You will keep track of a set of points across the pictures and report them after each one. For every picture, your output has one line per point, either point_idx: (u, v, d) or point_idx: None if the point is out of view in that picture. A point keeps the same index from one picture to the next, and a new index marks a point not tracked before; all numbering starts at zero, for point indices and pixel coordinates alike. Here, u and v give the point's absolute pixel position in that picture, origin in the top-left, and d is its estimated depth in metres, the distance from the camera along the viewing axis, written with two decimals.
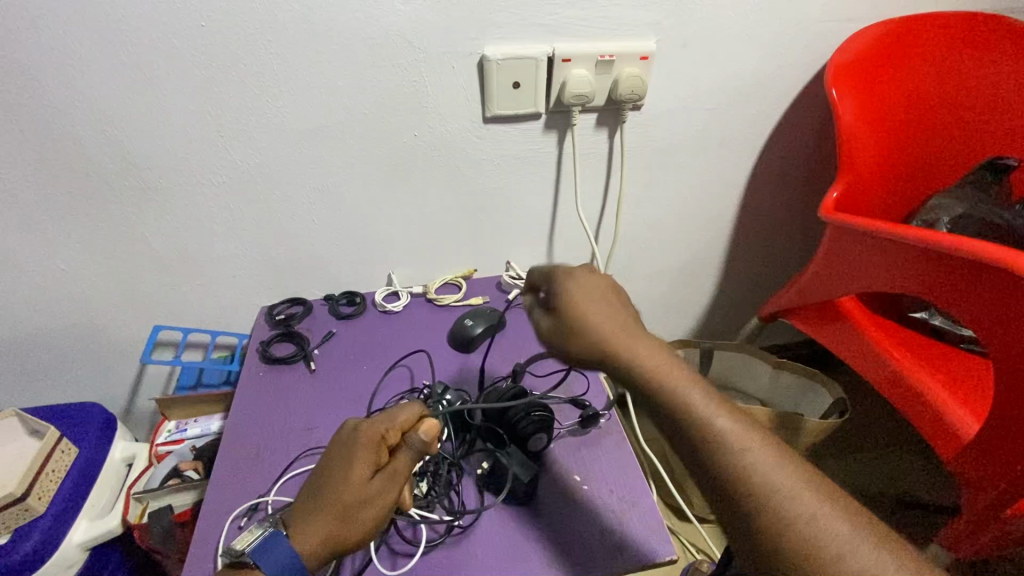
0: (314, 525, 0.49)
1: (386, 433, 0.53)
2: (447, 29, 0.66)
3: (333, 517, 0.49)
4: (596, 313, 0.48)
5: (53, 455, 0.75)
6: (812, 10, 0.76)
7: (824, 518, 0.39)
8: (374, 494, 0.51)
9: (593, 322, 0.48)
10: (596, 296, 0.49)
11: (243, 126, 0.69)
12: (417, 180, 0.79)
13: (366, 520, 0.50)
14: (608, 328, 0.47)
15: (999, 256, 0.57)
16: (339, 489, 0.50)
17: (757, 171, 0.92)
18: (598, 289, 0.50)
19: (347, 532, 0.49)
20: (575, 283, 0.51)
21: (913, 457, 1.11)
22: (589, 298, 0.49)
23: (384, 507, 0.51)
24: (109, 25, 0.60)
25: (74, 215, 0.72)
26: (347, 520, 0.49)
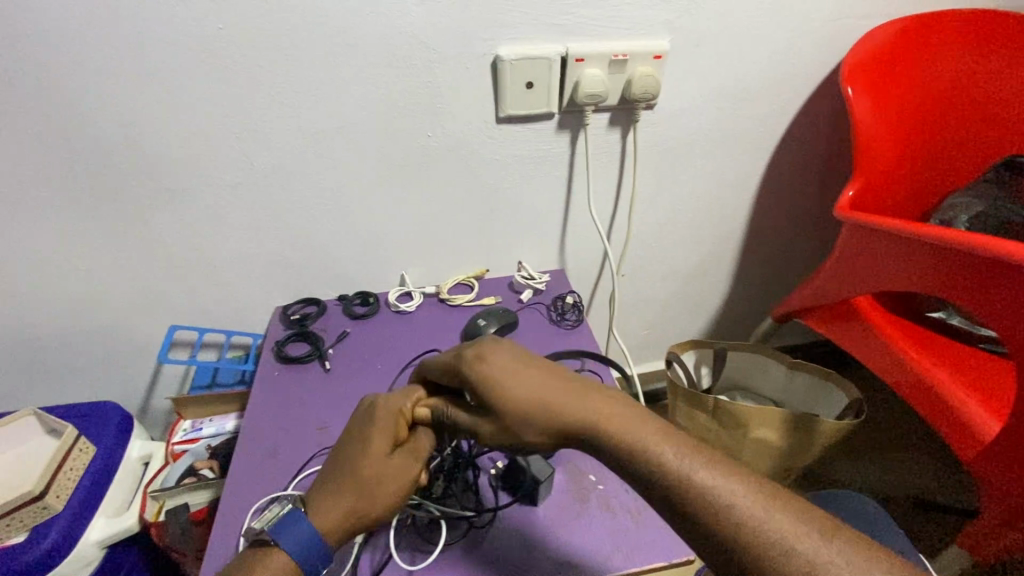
0: (332, 502, 0.50)
1: (404, 408, 0.53)
2: (461, 29, 0.67)
3: (353, 492, 0.50)
4: (517, 399, 0.45)
5: (71, 453, 0.76)
6: (827, 8, 0.76)
7: (826, 560, 0.35)
8: (394, 469, 0.51)
9: (519, 407, 0.45)
10: (509, 377, 0.46)
11: (259, 128, 0.70)
12: (430, 181, 0.80)
13: (386, 494, 0.49)
14: (534, 413, 0.44)
15: (1014, 251, 0.57)
16: (357, 465, 0.51)
17: (771, 171, 0.91)
18: (508, 368, 0.47)
19: (366, 507, 0.49)
20: (485, 364, 0.47)
21: (930, 461, 1.10)
22: (506, 379, 0.46)
23: (404, 483, 0.50)
24: (129, 29, 0.61)
25: (92, 215, 0.73)
26: (365, 494, 0.49)
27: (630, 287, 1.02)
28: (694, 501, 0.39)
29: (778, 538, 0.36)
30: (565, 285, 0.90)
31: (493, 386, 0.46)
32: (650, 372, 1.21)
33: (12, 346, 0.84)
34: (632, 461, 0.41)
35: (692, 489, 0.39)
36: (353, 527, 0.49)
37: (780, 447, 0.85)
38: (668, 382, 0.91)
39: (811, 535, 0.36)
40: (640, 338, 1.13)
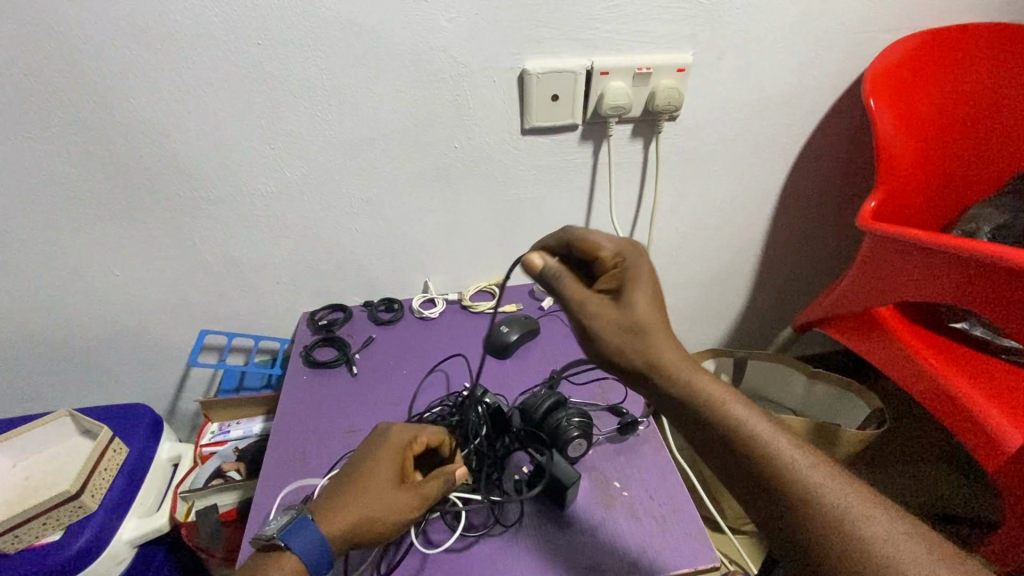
0: (337, 513, 0.51)
1: (416, 443, 0.57)
2: (490, 43, 0.68)
3: (362, 506, 0.51)
4: (641, 307, 0.47)
5: (106, 453, 0.78)
6: (849, 22, 0.76)
7: (888, 530, 0.39)
8: (400, 500, 0.52)
9: (640, 313, 0.47)
10: (645, 284, 0.47)
11: (291, 138, 0.72)
12: (455, 190, 0.82)
13: (388, 521, 0.51)
14: (648, 324, 0.46)
15: None
16: (366, 485, 0.53)
17: (790, 181, 0.92)
18: (648, 272, 0.48)
19: (365, 525, 0.51)
20: (631, 262, 0.48)
21: (951, 471, 1.09)
22: (642, 284, 0.47)
23: (404, 511, 0.52)
24: (170, 44, 0.63)
25: (131, 222, 0.76)
26: (368, 513, 0.51)
27: None
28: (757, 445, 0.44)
29: (829, 495, 0.41)
30: None
31: (627, 285, 0.48)
32: None
33: (48, 349, 0.86)
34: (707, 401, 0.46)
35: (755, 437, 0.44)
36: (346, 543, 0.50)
37: None
38: None
39: (862, 500, 0.41)
40: None
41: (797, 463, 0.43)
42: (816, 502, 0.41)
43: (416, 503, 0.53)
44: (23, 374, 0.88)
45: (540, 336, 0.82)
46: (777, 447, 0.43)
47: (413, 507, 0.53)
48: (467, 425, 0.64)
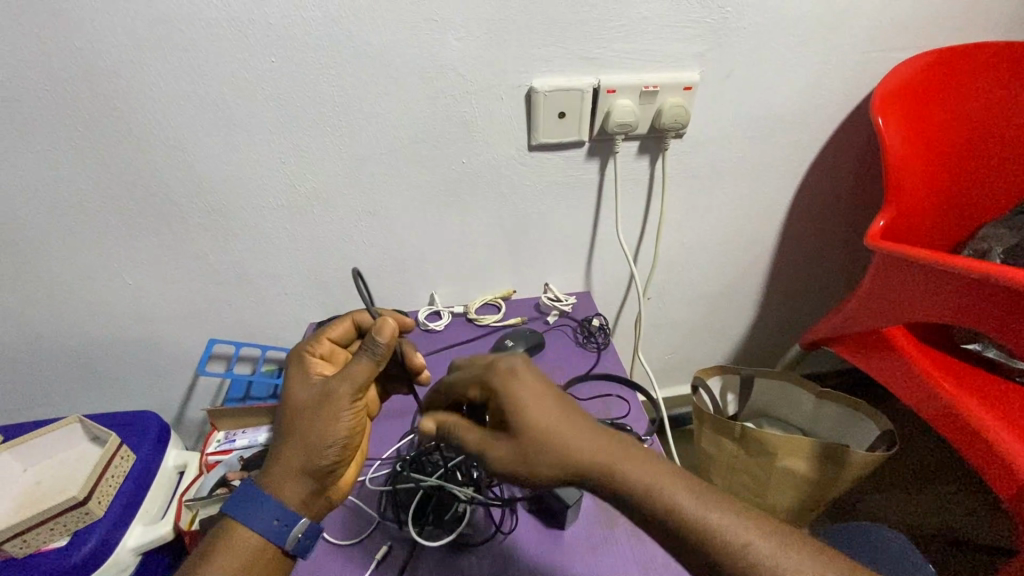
0: (281, 452, 0.52)
1: (311, 349, 0.60)
2: (498, 61, 0.69)
3: (289, 430, 0.52)
4: (542, 432, 0.45)
5: (114, 460, 0.79)
6: (857, 40, 0.76)
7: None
8: (316, 394, 0.52)
9: (536, 439, 0.45)
10: (530, 404, 0.46)
11: (299, 151, 0.73)
12: (463, 205, 0.82)
13: (315, 421, 0.51)
14: (551, 439, 0.45)
15: None
16: (287, 410, 0.53)
17: (798, 198, 0.92)
18: (528, 394, 0.46)
19: (308, 437, 0.51)
20: (502, 391, 0.47)
21: (966, 496, 1.07)
22: (529, 409, 0.46)
23: (336, 400, 0.52)
24: (185, 61, 0.64)
25: (145, 233, 0.77)
26: (302, 429, 0.51)
27: (654, 311, 1.03)
28: (718, 544, 0.41)
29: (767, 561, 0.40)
30: (591, 307, 0.91)
31: (513, 416, 0.46)
32: (673, 396, 1.21)
33: (62, 355, 0.88)
34: (655, 505, 0.43)
35: (712, 536, 0.41)
36: (309, 462, 0.51)
37: (808, 476, 0.84)
38: (693, 407, 0.92)
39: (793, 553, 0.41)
40: (664, 361, 1.13)
41: (758, 548, 0.41)
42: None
43: (343, 387, 0.52)
44: (37, 380, 0.90)
45: (544, 351, 0.82)
46: (736, 537, 0.41)
47: (344, 390, 0.52)
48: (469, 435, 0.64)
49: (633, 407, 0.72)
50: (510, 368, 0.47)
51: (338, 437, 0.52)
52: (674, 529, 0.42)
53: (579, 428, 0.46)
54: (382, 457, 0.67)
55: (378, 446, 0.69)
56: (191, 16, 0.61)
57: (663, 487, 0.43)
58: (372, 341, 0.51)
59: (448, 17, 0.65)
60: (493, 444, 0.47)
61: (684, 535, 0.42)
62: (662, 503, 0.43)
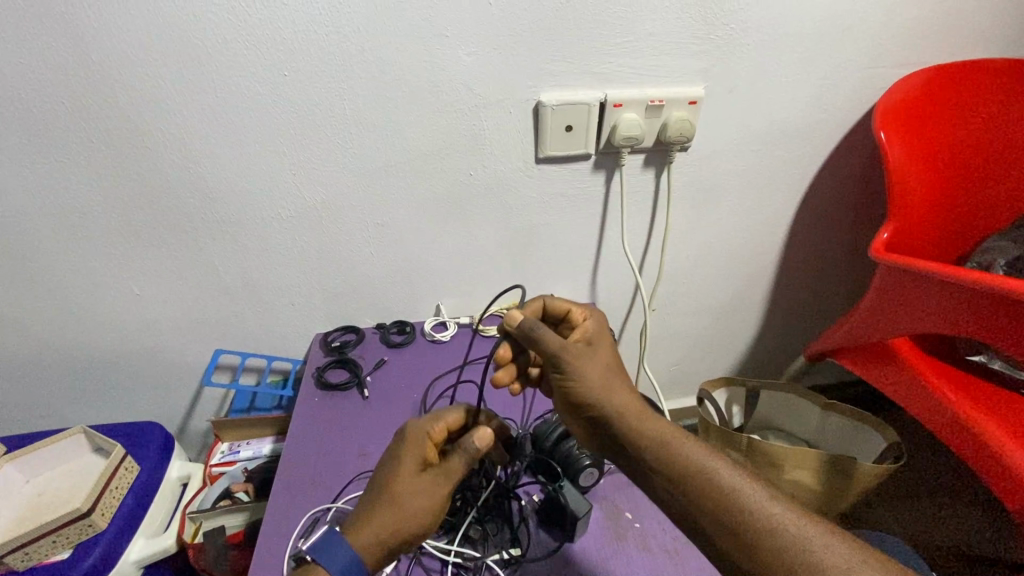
0: (373, 522, 0.49)
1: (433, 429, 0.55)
2: (507, 77, 0.71)
3: (394, 507, 0.49)
4: (606, 362, 0.54)
5: (118, 471, 0.78)
6: (858, 57, 0.78)
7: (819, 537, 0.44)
8: (424, 486, 0.51)
9: (605, 365, 0.53)
10: (607, 349, 0.55)
11: (310, 162, 0.74)
12: (470, 217, 0.83)
13: (417, 507, 0.50)
14: (612, 372, 0.53)
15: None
16: (394, 480, 0.51)
17: (801, 211, 0.93)
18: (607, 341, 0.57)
19: (404, 516, 0.49)
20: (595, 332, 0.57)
21: (977, 511, 1.05)
22: (602, 349, 0.55)
23: (443, 489, 0.51)
24: (203, 76, 0.66)
25: (155, 244, 0.78)
26: (402, 507, 0.49)
27: (660, 322, 1.03)
28: (724, 486, 0.45)
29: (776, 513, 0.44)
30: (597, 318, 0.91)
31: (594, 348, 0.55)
32: (678, 408, 1.21)
33: (69, 365, 0.88)
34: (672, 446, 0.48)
35: (720, 478, 0.46)
36: (401, 544, 0.49)
37: (815, 489, 0.83)
38: (699, 419, 0.92)
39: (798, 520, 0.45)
40: (669, 373, 1.13)
41: (762, 500, 0.45)
42: (783, 544, 0.42)
43: (450, 478, 0.51)
44: (42, 390, 0.90)
45: None
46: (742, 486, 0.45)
47: (449, 480, 0.51)
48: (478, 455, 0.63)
49: None
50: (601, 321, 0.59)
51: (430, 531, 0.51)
52: (688, 466, 0.47)
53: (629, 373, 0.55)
54: None
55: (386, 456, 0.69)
56: (207, 31, 0.63)
57: (681, 435, 0.49)
58: (477, 439, 0.53)
59: (458, 34, 0.67)
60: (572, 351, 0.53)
61: (693, 474, 0.46)
62: (678, 446, 0.48)
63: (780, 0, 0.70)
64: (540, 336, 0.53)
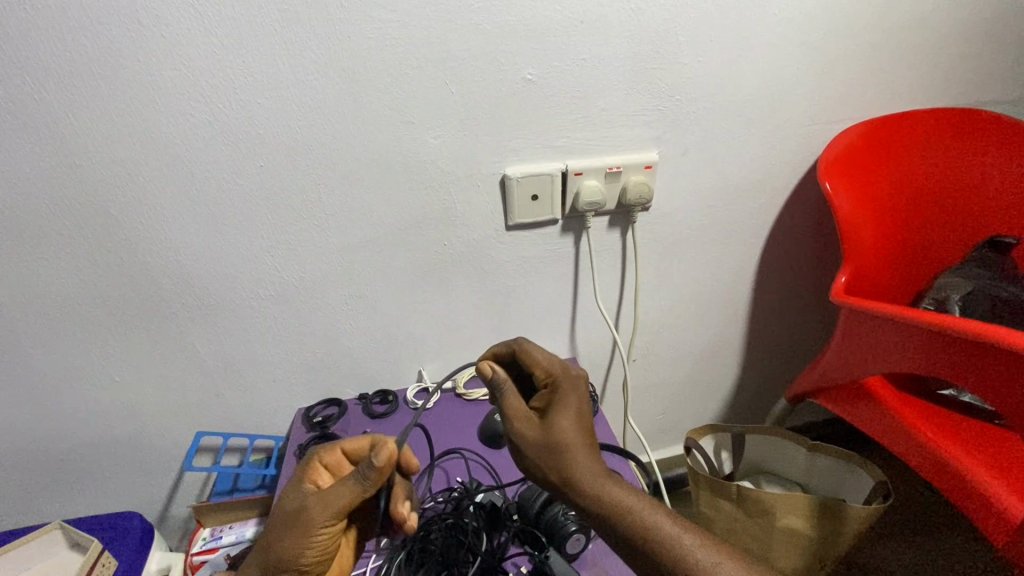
0: (266, 544, 0.53)
1: (320, 456, 0.58)
2: (472, 153, 0.75)
3: (277, 538, 0.52)
4: (573, 428, 0.53)
5: (94, 569, 0.76)
6: (798, 116, 0.84)
7: None
8: (296, 504, 0.53)
9: (563, 433, 0.53)
10: (572, 408, 0.55)
11: (289, 244, 0.77)
12: (446, 285, 0.86)
13: (292, 535, 0.52)
14: (573, 440, 0.53)
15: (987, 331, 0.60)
16: (279, 505, 0.55)
17: (765, 258, 0.97)
18: (576, 395, 0.57)
19: (287, 544, 0.52)
20: (564, 388, 0.57)
21: (972, 543, 1.05)
22: (570, 410, 0.55)
23: (311, 520, 0.52)
24: (183, 172, 0.69)
25: (137, 331, 0.79)
26: (287, 531, 0.52)
27: (641, 373, 1.05)
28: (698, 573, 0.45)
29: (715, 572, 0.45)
30: None
31: (561, 411, 0.55)
32: (669, 457, 1.20)
33: (47, 459, 0.87)
34: (637, 524, 0.48)
35: (665, 540, 0.47)
36: (277, 560, 0.52)
37: (808, 535, 0.83)
38: (688, 470, 0.91)
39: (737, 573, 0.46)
40: (656, 423, 1.14)
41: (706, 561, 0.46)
42: None
43: (319, 505, 0.52)
44: (19, 484, 0.88)
45: None
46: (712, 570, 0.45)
47: (321, 518, 0.52)
48: (461, 527, 0.63)
49: (626, 476, 0.73)
50: (577, 374, 0.59)
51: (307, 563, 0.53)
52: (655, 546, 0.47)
53: (585, 422, 0.55)
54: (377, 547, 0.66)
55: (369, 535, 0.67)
56: (187, 132, 0.67)
57: (641, 507, 0.49)
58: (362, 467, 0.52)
59: (425, 120, 0.72)
60: (523, 416, 0.56)
61: (661, 559, 0.47)
62: (645, 522, 0.48)
63: (718, 73, 0.77)
64: (506, 399, 0.57)
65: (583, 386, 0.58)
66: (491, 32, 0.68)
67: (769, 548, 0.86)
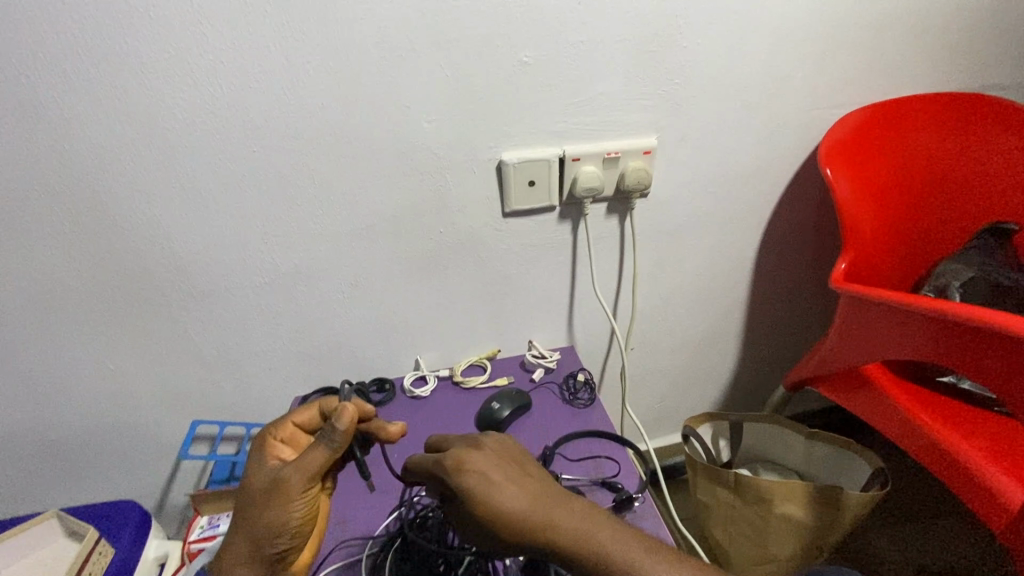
0: (243, 531, 0.52)
1: (273, 435, 0.58)
2: (468, 137, 0.74)
3: (254, 522, 0.52)
4: (513, 520, 0.46)
5: (91, 557, 0.76)
6: (799, 101, 0.83)
7: None
8: (265, 482, 0.53)
9: (510, 522, 0.46)
10: (497, 492, 0.47)
11: (283, 231, 0.76)
12: (443, 273, 0.85)
13: (271, 507, 0.52)
14: (527, 524, 0.45)
15: (986, 316, 0.60)
16: (246, 489, 0.54)
17: (765, 245, 0.96)
18: (487, 473, 0.48)
19: (267, 519, 0.51)
20: (471, 474, 0.48)
21: (968, 530, 1.06)
22: (497, 501, 0.46)
23: (288, 488, 0.52)
24: (173, 158, 0.68)
25: (131, 320, 0.79)
26: (264, 507, 0.52)
27: (639, 361, 1.04)
28: None
29: None
30: (575, 362, 0.93)
31: (490, 509, 0.46)
32: (667, 446, 1.21)
33: (43, 448, 0.86)
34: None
35: None
36: (263, 535, 0.51)
37: (806, 522, 0.83)
38: (685, 457, 0.91)
39: None
40: (654, 411, 1.13)
41: None
42: None
43: (295, 472, 0.52)
44: (15, 474, 0.88)
45: (531, 411, 0.83)
46: None
47: (300, 483, 0.52)
48: None
49: (624, 465, 0.72)
50: (466, 462, 0.49)
51: (294, 531, 0.53)
52: None
53: (517, 498, 0.47)
54: (374, 534, 0.65)
55: (365, 522, 0.67)
56: (177, 115, 0.65)
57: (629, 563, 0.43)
58: (328, 428, 0.52)
59: (419, 104, 0.70)
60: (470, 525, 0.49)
61: None
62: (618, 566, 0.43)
63: (719, 56, 0.76)
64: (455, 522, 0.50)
65: (488, 462, 0.49)
66: (486, 14, 0.66)
67: (767, 535, 0.86)
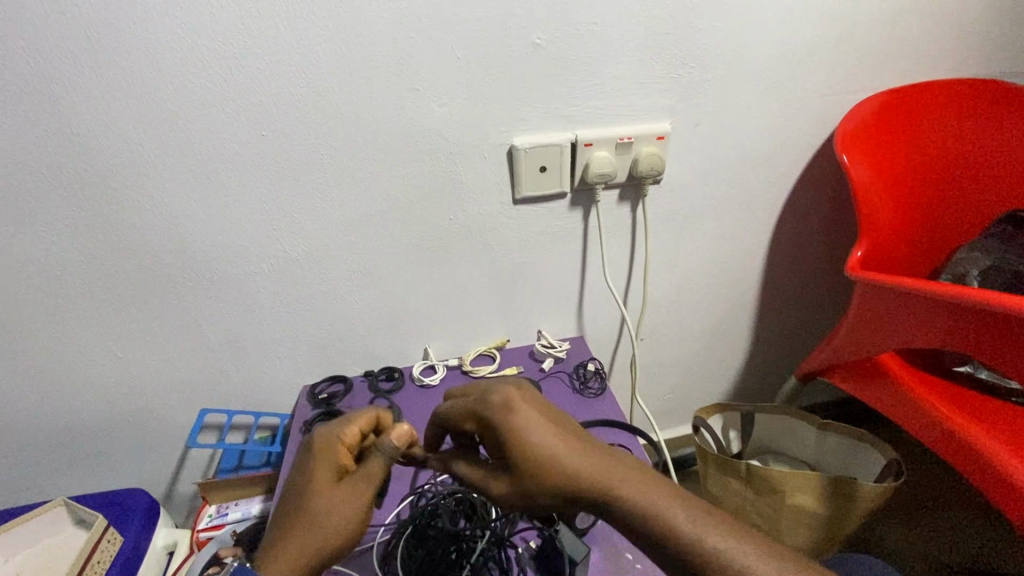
0: (305, 540, 0.51)
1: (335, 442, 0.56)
2: (479, 121, 0.73)
3: (318, 533, 0.51)
4: (541, 461, 0.47)
5: (99, 545, 0.76)
6: (815, 86, 0.82)
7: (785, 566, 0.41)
8: (335, 494, 0.53)
9: (538, 462, 0.47)
10: (529, 431, 0.48)
11: (291, 217, 0.75)
12: (453, 260, 0.84)
13: (343, 518, 0.52)
14: (552, 463, 0.46)
15: (1009, 302, 0.59)
16: (306, 497, 0.53)
17: (777, 234, 0.95)
18: (521, 412, 0.49)
19: (335, 531, 0.51)
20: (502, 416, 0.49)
21: (980, 523, 1.05)
22: (527, 440, 0.47)
23: (361, 499, 0.53)
24: (181, 142, 0.67)
25: (138, 308, 0.78)
26: (335, 517, 0.52)
27: (649, 351, 1.03)
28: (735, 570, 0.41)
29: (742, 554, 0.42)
30: (585, 352, 0.92)
31: (520, 448, 0.47)
32: (675, 437, 1.20)
33: (51, 437, 0.86)
34: (652, 527, 0.44)
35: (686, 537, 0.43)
36: (330, 547, 0.51)
37: (818, 513, 0.82)
38: (696, 448, 0.90)
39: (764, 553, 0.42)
40: (663, 402, 1.13)
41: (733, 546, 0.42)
42: None
43: (367, 486, 0.53)
44: (23, 462, 0.87)
45: None
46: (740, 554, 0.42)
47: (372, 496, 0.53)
48: (469, 501, 0.62)
49: (636, 453, 0.72)
50: (502, 400, 0.50)
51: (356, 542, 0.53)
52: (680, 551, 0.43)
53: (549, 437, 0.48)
54: (385, 522, 0.65)
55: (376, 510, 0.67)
56: (185, 97, 0.64)
57: (647, 510, 0.44)
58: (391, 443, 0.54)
59: (430, 87, 0.69)
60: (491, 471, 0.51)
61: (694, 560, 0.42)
62: (656, 513, 0.44)
63: (735, 39, 0.74)
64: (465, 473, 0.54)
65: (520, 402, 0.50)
66: None
67: (778, 526, 0.85)
